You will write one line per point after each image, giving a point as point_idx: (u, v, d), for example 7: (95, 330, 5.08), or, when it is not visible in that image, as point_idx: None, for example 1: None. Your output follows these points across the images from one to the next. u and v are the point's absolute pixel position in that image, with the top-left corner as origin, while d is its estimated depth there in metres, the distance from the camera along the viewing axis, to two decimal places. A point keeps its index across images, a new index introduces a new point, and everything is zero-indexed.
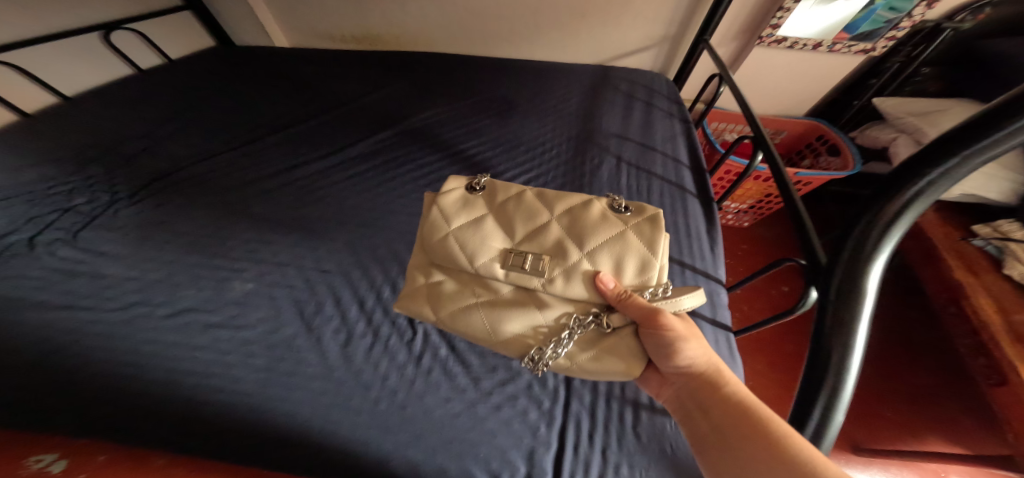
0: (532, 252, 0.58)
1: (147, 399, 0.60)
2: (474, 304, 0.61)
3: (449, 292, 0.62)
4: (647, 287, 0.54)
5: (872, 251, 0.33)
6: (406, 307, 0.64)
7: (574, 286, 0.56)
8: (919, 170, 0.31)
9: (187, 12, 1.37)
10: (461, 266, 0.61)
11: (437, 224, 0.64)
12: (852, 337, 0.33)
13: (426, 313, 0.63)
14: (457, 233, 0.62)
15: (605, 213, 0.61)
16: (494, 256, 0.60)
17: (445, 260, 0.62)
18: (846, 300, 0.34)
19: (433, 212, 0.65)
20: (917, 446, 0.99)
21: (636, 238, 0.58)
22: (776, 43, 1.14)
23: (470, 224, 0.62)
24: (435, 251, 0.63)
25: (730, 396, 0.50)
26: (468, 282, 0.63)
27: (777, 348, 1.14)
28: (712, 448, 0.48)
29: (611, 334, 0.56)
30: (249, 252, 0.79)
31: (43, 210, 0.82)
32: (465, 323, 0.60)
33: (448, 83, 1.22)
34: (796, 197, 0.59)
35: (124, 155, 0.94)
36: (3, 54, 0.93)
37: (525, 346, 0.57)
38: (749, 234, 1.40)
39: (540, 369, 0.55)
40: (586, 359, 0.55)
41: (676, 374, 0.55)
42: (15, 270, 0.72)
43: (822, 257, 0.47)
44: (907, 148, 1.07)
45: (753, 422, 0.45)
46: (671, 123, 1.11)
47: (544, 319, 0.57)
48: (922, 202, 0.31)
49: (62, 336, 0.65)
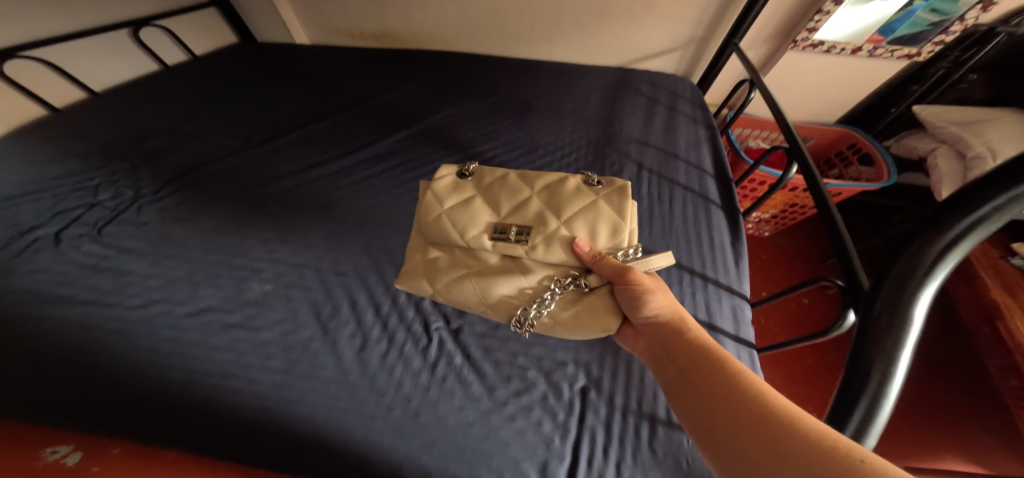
0: (516, 224, 0.59)
1: (166, 397, 0.61)
2: (463, 276, 0.62)
3: (444, 266, 0.62)
4: (621, 248, 0.56)
5: (917, 286, 0.28)
6: (406, 283, 0.65)
7: (555, 252, 0.57)
8: (989, 191, 0.26)
9: (213, 9, 1.38)
10: (453, 241, 0.62)
11: (430, 205, 0.64)
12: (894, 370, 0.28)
13: (423, 287, 0.64)
14: (449, 212, 0.62)
15: (581, 185, 0.62)
16: (481, 229, 0.60)
17: (441, 237, 0.62)
18: (888, 329, 0.29)
19: (427, 196, 0.65)
20: (932, 463, 0.93)
21: (608, 206, 0.59)
22: (811, 47, 1.10)
23: (460, 204, 0.62)
24: (429, 229, 0.63)
25: (693, 341, 0.53)
26: (459, 256, 0.63)
27: (796, 362, 1.10)
28: (680, 390, 0.50)
29: (588, 293, 0.58)
30: (268, 252, 0.79)
31: (69, 205, 0.83)
32: (459, 293, 0.62)
33: (465, 82, 1.21)
34: (835, 212, 0.57)
35: (148, 151, 0.96)
36: (37, 50, 0.95)
37: (511, 308, 0.59)
38: (769, 243, 1.36)
39: (526, 330, 0.58)
40: (567, 318, 0.58)
41: (646, 325, 0.58)
42: (43, 264, 0.74)
43: (866, 284, 0.44)
44: (947, 159, 1.03)
45: (724, 374, 0.47)
46: (695, 129, 1.08)
47: (528, 281, 0.59)
48: (976, 233, 0.26)
49: (86, 332, 0.66)
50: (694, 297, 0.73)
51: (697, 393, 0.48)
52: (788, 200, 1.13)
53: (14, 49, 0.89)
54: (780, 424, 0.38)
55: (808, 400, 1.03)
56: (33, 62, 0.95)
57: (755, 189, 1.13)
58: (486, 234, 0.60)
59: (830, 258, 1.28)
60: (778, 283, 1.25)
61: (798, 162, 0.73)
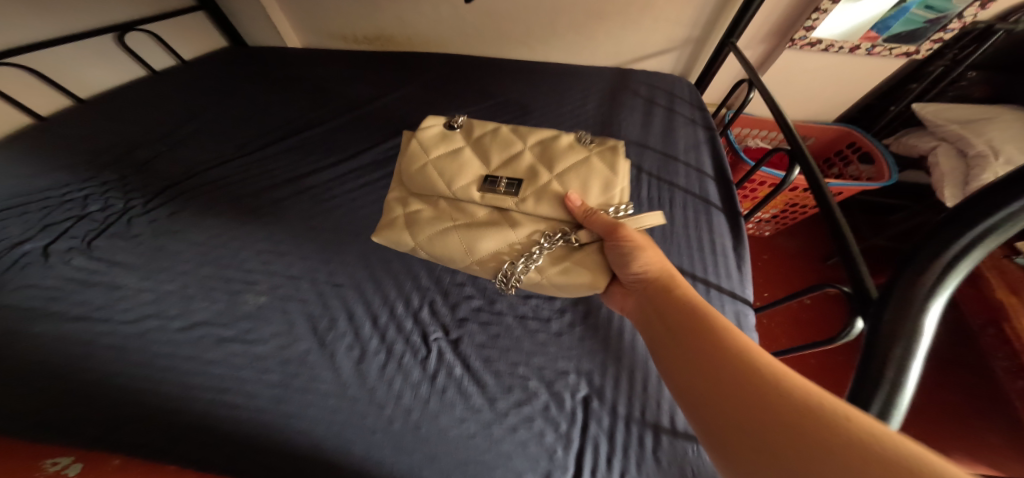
0: (506, 177, 0.61)
1: (160, 414, 0.59)
2: (448, 228, 0.62)
3: (428, 217, 0.63)
4: (611, 204, 0.57)
5: (928, 294, 0.29)
6: (384, 236, 0.64)
7: (545, 205, 0.58)
8: (1004, 196, 0.26)
9: (200, 12, 1.35)
10: (439, 193, 0.63)
11: (415, 155, 0.66)
12: (905, 375, 0.29)
13: (404, 240, 0.63)
14: (436, 163, 0.64)
15: (574, 143, 0.63)
16: (470, 181, 0.62)
17: (426, 188, 0.64)
18: (898, 335, 0.30)
19: (411, 145, 0.67)
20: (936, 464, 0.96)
21: (601, 163, 0.60)
22: (809, 46, 1.09)
23: (448, 154, 0.64)
24: (414, 180, 0.64)
25: (682, 297, 0.50)
26: (444, 209, 0.64)
27: (799, 365, 1.10)
28: (666, 345, 0.48)
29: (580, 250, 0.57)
30: (262, 264, 0.78)
31: (58, 218, 0.81)
32: (443, 246, 0.61)
33: (460, 85, 1.19)
34: (839, 214, 0.56)
35: (138, 160, 0.94)
36: (17, 57, 0.93)
37: (499, 263, 0.59)
38: (769, 244, 1.35)
39: (511, 286, 0.57)
40: (556, 273, 0.57)
41: (636, 283, 0.55)
42: (32, 279, 0.72)
43: (874, 293, 0.43)
44: (948, 157, 1.02)
45: (708, 328, 0.45)
46: (694, 130, 1.07)
47: (516, 235, 0.59)
48: (983, 245, 0.27)
49: (77, 349, 0.64)
50: None
51: (691, 369, 0.43)
52: (789, 200, 1.13)
53: None
54: (759, 376, 0.37)
55: None
56: (14, 69, 0.93)
57: (755, 189, 1.12)
58: (478, 183, 0.61)
59: (831, 258, 1.27)
60: (779, 283, 1.25)
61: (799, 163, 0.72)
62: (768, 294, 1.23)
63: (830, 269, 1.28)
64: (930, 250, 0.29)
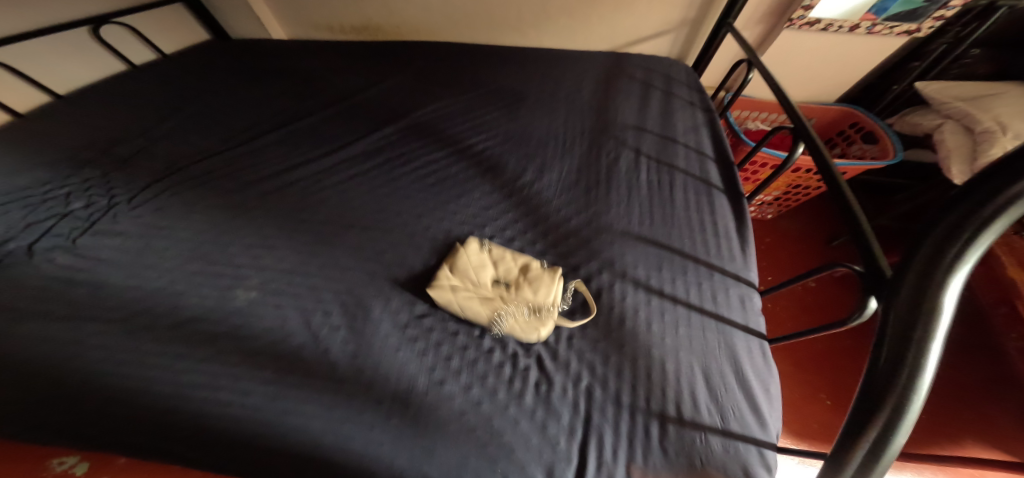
0: (517, 270, 0.73)
1: (151, 414, 0.57)
2: (468, 294, 0.69)
3: (459, 287, 0.69)
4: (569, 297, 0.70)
5: (946, 268, 0.30)
6: (436, 298, 0.68)
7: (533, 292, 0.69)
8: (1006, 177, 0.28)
9: (179, 5, 1.32)
10: (472, 274, 0.71)
11: (466, 249, 0.75)
12: (926, 355, 0.29)
13: (443, 303, 0.68)
14: (478, 255, 0.74)
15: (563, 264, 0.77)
16: (495, 270, 0.72)
17: (464, 268, 0.72)
18: (917, 314, 0.30)
19: (466, 243, 0.76)
20: (955, 450, 0.91)
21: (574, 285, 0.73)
22: (808, 25, 1.07)
23: (488, 251, 0.75)
24: (459, 262, 0.73)
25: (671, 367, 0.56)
26: (472, 283, 0.71)
27: (805, 349, 1.08)
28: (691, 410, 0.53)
29: (547, 308, 0.67)
30: (252, 258, 0.76)
31: (41, 216, 0.79)
32: (465, 309, 0.68)
33: (451, 74, 1.17)
34: (845, 188, 0.54)
35: (121, 156, 0.92)
36: None
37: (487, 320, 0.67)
38: (772, 227, 1.33)
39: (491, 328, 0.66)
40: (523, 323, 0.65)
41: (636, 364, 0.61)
42: (15, 279, 0.70)
43: (888, 273, 0.41)
44: (954, 134, 1.00)
45: None
46: (693, 113, 1.04)
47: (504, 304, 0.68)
48: (998, 223, 0.28)
49: (63, 349, 0.62)
50: (699, 287, 0.71)
51: None
52: (792, 182, 1.11)
53: None
54: None
55: (821, 388, 1.01)
56: None
57: (756, 171, 1.10)
58: (473, 255, 0.74)
59: (835, 240, 1.25)
60: (783, 266, 1.23)
61: (803, 141, 0.70)
62: (772, 278, 1.21)
63: (835, 250, 1.26)
64: (936, 239, 0.31)
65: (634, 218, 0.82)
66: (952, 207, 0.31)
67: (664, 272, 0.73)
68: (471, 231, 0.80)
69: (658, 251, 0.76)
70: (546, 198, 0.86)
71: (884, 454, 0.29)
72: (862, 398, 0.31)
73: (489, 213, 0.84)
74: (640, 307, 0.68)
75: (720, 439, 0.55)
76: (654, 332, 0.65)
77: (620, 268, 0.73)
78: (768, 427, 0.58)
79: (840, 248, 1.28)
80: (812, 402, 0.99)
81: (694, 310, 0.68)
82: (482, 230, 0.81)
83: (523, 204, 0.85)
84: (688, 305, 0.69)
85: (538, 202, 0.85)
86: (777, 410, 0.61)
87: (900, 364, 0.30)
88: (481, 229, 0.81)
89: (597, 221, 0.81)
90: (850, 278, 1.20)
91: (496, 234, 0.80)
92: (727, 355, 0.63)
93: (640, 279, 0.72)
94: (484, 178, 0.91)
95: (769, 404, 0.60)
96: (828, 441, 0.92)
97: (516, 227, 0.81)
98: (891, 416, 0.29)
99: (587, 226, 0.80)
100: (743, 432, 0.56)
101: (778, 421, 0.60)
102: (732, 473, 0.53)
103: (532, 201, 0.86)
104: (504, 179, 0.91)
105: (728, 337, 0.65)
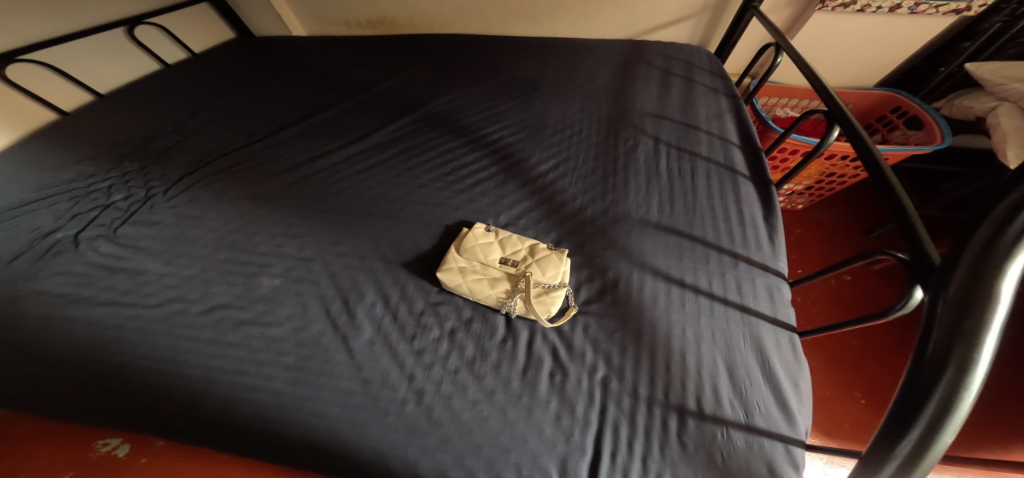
0: (525, 253, 0.71)
1: (181, 395, 0.59)
2: (478, 276, 0.69)
3: (472, 267, 0.69)
4: (581, 287, 0.69)
5: (1007, 253, 0.27)
6: (447, 280, 0.68)
7: (544, 273, 0.67)
8: None
9: (205, 6, 1.38)
10: (478, 260, 0.70)
11: (470, 235, 0.74)
12: (978, 349, 0.26)
13: (457, 284, 0.68)
14: (482, 243, 0.72)
15: (578, 249, 0.74)
16: (502, 252, 0.71)
17: (473, 253, 0.71)
18: (972, 305, 0.27)
19: (472, 229, 0.75)
20: (1002, 454, 0.84)
21: (591, 270, 0.71)
22: (843, 7, 1.01)
23: (491, 239, 0.73)
24: (468, 249, 0.71)
25: None
26: (478, 266, 0.70)
27: (840, 345, 1.02)
28: None
29: (556, 286, 0.66)
30: (276, 247, 0.78)
31: (85, 208, 0.85)
32: (477, 290, 0.67)
33: (465, 64, 1.18)
34: (889, 174, 0.50)
35: (156, 150, 0.97)
36: (38, 53, 0.97)
37: (500, 301, 0.66)
38: (803, 217, 1.27)
39: (506, 309, 0.66)
40: (535, 301, 0.64)
41: (660, 359, 0.59)
42: (62, 266, 0.75)
43: (936, 260, 0.37)
44: (1010, 117, 0.91)
45: None
46: (716, 99, 1.01)
47: (512, 287, 0.67)
48: None
49: (103, 332, 0.66)
50: (723, 277, 0.68)
51: None
52: (825, 170, 1.05)
53: (14, 54, 0.91)
54: None
55: (855, 386, 0.95)
56: (37, 65, 0.97)
57: (786, 158, 1.05)
58: (478, 237, 0.73)
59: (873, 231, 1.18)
60: (815, 259, 1.17)
61: (840, 125, 0.65)
62: (802, 270, 1.14)
63: (873, 241, 1.20)
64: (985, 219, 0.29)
65: (653, 206, 0.79)
66: (1015, 185, 0.28)
67: (685, 262, 0.70)
68: (485, 220, 0.80)
69: (679, 240, 0.74)
70: (561, 186, 0.85)
71: (929, 451, 0.27)
72: (905, 390, 0.29)
73: (503, 202, 0.83)
74: (659, 297, 0.66)
75: (743, 435, 0.52)
76: (674, 323, 0.63)
77: (638, 257, 0.71)
78: (796, 424, 0.54)
79: (879, 239, 1.21)
80: (844, 401, 0.93)
81: (716, 301, 0.65)
82: (497, 219, 0.80)
83: (538, 193, 0.84)
84: (710, 296, 0.66)
85: (553, 191, 0.84)
86: (807, 406, 0.57)
87: (946, 364, 0.27)
88: (495, 218, 0.80)
89: (614, 209, 0.79)
90: (890, 271, 1.13)
91: (510, 223, 0.79)
92: (752, 348, 0.60)
93: (659, 268, 0.70)
94: (498, 168, 0.90)
95: (798, 400, 0.56)
96: (862, 442, 0.86)
97: (531, 216, 0.80)
98: (939, 411, 0.26)
99: (604, 215, 0.79)
100: (768, 428, 0.53)
101: (808, 418, 0.56)
102: (757, 468, 0.50)
103: (546, 189, 0.85)
104: (519, 168, 0.90)
105: (754, 329, 0.62)
